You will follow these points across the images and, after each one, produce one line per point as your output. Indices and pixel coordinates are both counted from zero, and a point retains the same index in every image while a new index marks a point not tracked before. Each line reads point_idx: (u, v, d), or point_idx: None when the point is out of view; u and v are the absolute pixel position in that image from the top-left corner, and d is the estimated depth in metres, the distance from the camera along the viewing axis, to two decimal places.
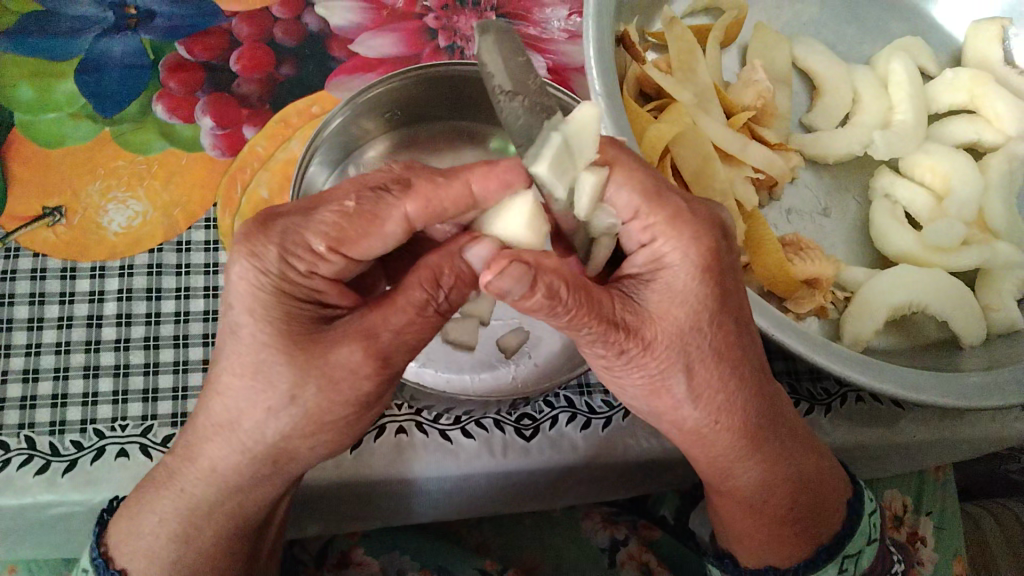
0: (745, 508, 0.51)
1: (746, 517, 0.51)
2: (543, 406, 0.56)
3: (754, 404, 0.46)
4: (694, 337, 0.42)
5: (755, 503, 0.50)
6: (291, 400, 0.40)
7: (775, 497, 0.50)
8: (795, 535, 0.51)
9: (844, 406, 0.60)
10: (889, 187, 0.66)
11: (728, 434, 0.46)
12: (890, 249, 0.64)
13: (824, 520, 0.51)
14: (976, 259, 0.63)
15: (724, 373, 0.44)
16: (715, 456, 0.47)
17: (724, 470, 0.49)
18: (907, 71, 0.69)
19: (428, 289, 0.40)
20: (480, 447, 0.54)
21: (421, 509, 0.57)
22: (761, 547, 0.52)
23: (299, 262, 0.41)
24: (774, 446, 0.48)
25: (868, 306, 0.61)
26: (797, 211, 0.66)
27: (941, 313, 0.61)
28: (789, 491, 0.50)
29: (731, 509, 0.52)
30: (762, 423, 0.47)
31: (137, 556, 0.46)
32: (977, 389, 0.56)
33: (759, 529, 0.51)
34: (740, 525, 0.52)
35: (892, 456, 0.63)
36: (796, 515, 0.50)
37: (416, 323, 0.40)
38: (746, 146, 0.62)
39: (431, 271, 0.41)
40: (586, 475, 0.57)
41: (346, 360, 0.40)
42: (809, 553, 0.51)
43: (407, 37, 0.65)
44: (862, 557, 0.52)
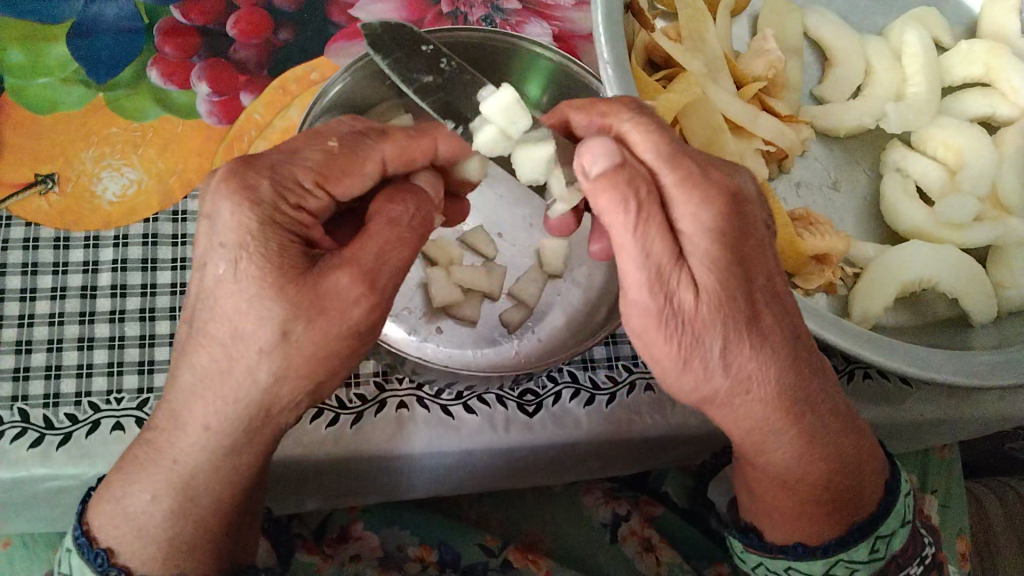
0: (777, 482, 0.47)
1: (774, 489, 0.47)
2: (546, 381, 0.55)
3: (787, 375, 0.43)
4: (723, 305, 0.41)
5: (787, 477, 0.46)
6: (281, 337, 0.40)
7: (809, 473, 0.46)
8: (828, 514, 0.47)
9: (851, 382, 0.60)
10: (900, 160, 0.64)
11: (761, 405, 0.43)
12: (900, 224, 0.63)
13: (860, 501, 0.47)
14: (989, 237, 0.62)
15: (755, 343, 0.42)
16: (748, 428, 0.44)
17: (758, 443, 0.45)
18: (921, 42, 0.67)
19: (395, 222, 0.43)
20: (482, 422, 0.53)
21: (425, 486, 0.57)
22: (790, 524, 0.48)
23: (290, 195, 0.42)
24: (811, 423, 0.45)
25: (877, 282, 0.60)
26: (807, 184, 0.65)
27: (951, 290, 0.60)
28: (825, 468, 0.46)
29: (761, 480, 0.48)
30: (799, 397, 0.44)
31: (123, 536, 0.45)
32: (987, 367, 0.55)
33: (788, 504, 0.47)
34: (768, 497, 0.48)
35: (895, 435, 0.63)
36: (832, 494, 0.46)
37: (389, 245, 0.42)
38: (756, 118, 0.61)
39: (392, 208, 0.43)
40: (588, 453, 0.56)
41: (336, 285, 0.41)
42: (838, 532, 0.47)
43: (409, 3, 0.63)
44: (895, 539, 0.48)
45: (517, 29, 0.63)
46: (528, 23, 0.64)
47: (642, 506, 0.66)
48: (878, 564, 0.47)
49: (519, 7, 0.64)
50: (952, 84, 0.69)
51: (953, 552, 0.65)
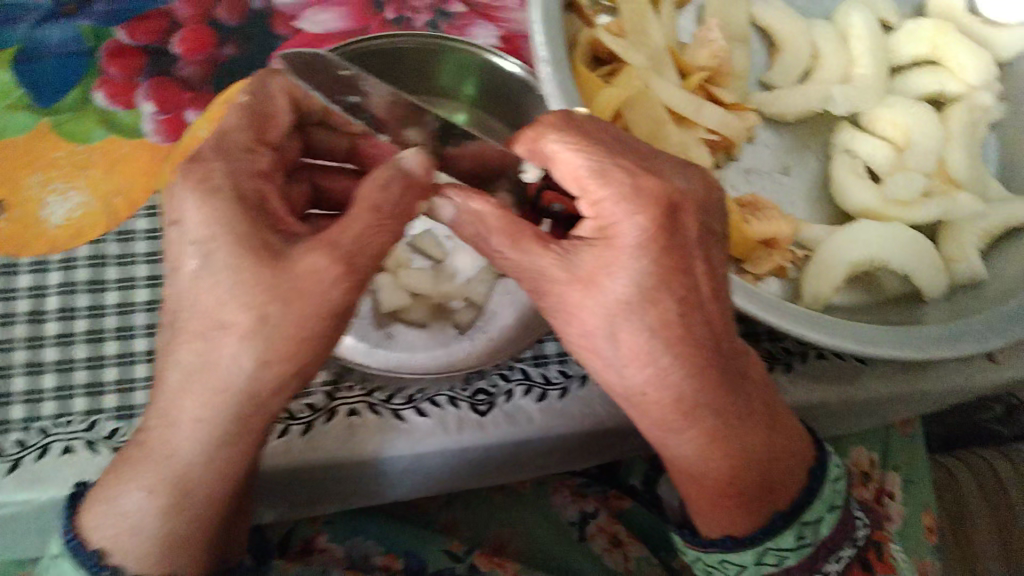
0: (692, 478, 0.50)
1: (696, 482, 0.49)
2: (498, 379, 0.56)
3: (685, 375, 0.45)
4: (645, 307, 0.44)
5: (697, 472, 0.49)
6: (257, 323, 0.42)
7: (718, 467, 0.48)
8: (748, 504, 0.49)
9: (804, 363, 0.60)
10: (848, 142, 0.65)
11: (671, 409, 0.46)
12: (850, 206, 0.63)
13: (777, 492, 0.49)
14: (938, 212, 0.62)
15: (649, 348, 0.44)
16: (656, 425, 0.47)
17: (661, 438, 0.49)
18: (867, 23, 0.67)
19: (380, 192, 0.44)
20: (433, 425, 0.54)
21: (384, 490, 0.58)
22: (713, 515, 0.50)
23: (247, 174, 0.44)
24: (716, 420, 0.47)
25: (827, 262, 0.61)
26: (756, 170, 0.65)
27: (902, 266, 0.60)
28: (741, 460, 0.48)
29: (682, 474, 0.50)
30: (700, 397, 0.46)
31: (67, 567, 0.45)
32: (931, 337, 0.56)
33: (710, 497, 0.49)
34: (692, 492, 0.50)
35: (854, 413, 0.64)
36: (744, 487, 0.48)
37: (373, 225, 0.43)
38: (700, 108, 0.61)
39: (379, 177, 0.45)
40: (544, 448, 0.58)
41: (315, 266, 0.42)
42: (764, 521, 0.49)
43: (354, 12, 0.64)
44: (822, 525, 0.49)
45: (463, 31, 0.64)
46: (473, 24, 0.64)
47: (609, 501, 0.68)
48: (799, 555, 0.49)
49: (465, 9, 0.65)
50: (900, 64, 0.69)
51: (919, 527, 0.65)
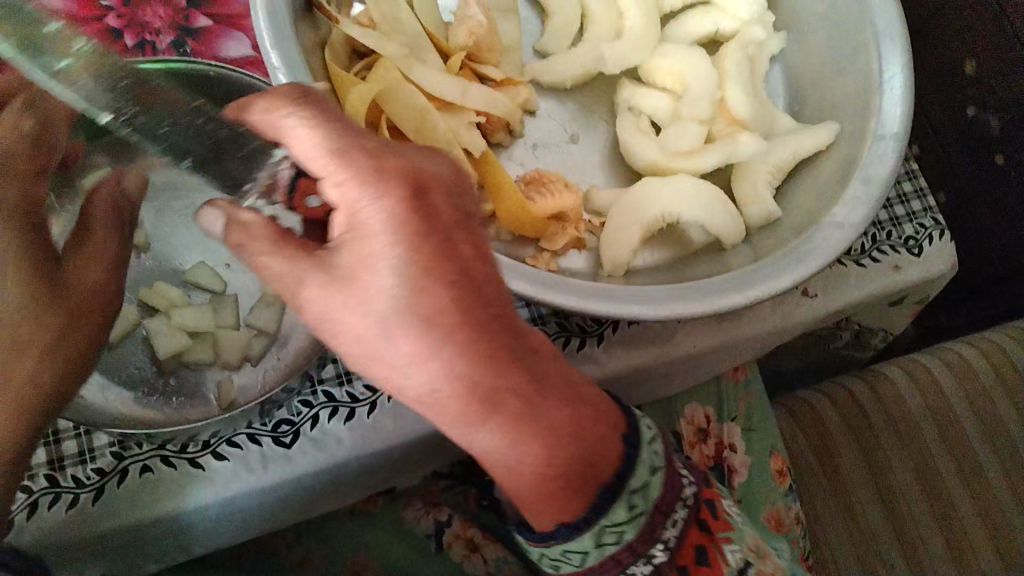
0: (510, 472, 0.40)
1: (510, 465, 0.39)
2: (300, 407, 0.54)
3: (466, 351, 0.36)
4: (413, 282, 0.36)
5: (513, 464, 0.39)
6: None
7: (529, 456, 0.39)
8: (572, 486, 0.40)
9: (615, 331, 0.60)
10: (630, 99, 0.64)
11: (475, 386, 0.37)
12: (638, 163, 0.62)
13: (603, 463, 0.41)
14: (721, 158, 0.62)
15: (422, 330, 0.36)
16: (442, 418, 0.38)
17: (464, 432, 0.39)
18: None
19: (114, 218, 0.44)
20: (235, 467, 0.52)
21: (208, 540, 0.55)
22: (531, 499, 0.41)
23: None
24: (524, 394, 0.38)
25: (620, 227, 0.59)
26: (543, 144, 0.64)
27: (694, 218, 0.60)
28: (559, 435, 0.39)
29: (492, 458, 0.40)
30: (490, 381, 0.37)
31: None
32: (722, 285, 0.54)
33: (527, 480, 0.40)
34: (508, 478, 0.41)
35: (678, 372, 0.63)
36: (565, 469, 0.39)
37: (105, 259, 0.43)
38: (465, 89, 0.59)
39: (111, 204, 0.44)
40: (363, 467, 0.56)
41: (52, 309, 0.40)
42: (591, 502, 0.41)
43: None
44: (651, 490, 0.42)
45: (211, 47, 0.61)
46: (222, 37, 0.61)
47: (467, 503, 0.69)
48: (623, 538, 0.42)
49: (211, 23, 0.62)
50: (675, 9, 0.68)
51: (766, 469, 0.66)
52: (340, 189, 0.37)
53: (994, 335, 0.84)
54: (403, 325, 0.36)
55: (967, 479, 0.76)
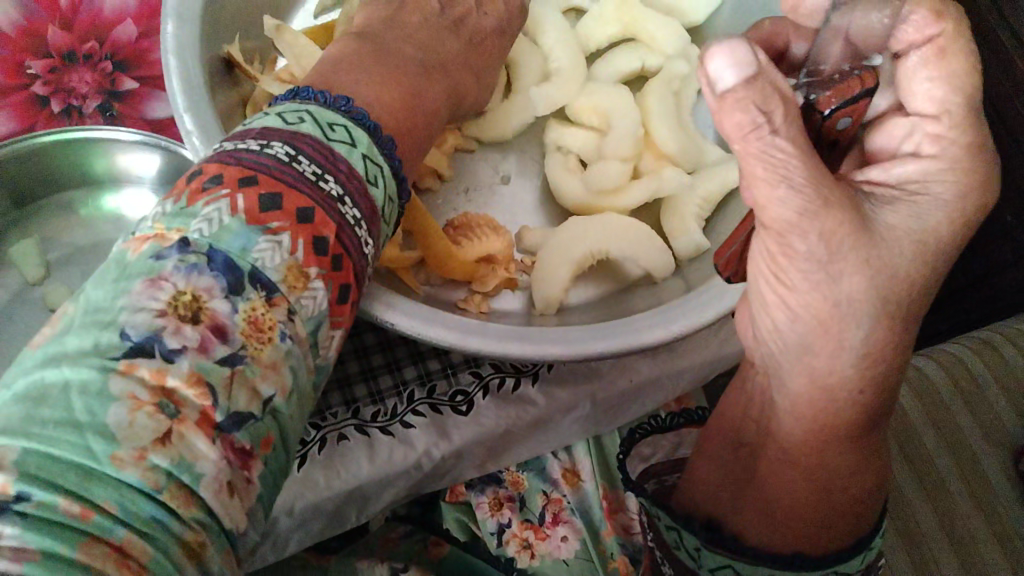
0: (794, 483, 0.45)
1: (795, 488, 0.45)
2: None
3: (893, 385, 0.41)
4: (859, 271, 0.36)
5: (819, 478, 0.45)
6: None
7: (867, 464, 0.46)
8: (847, 518, 0.46)
9: (551, 370, 0.60)
10: (557, 138, 0.65)
11: (865, 407, 0.41)
12: (566, 201, 0.63)
13: (870, 504, 0.47)
14: (648, 193, 0.62)
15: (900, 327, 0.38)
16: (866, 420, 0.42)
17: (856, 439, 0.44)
18: (556, 16, 0.68)
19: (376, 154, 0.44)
20: None
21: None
22: (786, 538, 0.46)
23: None
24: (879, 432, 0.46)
25: (549, 266, 0.60)
26: (475, 187, 0.65)
27: (624, 253, 0.61)
28: (856, 471, 0.45)
29: (779, 472, 0.46)
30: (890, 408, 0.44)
31: None
32: (649, 318, 0.54)
33: (806, 510, 0.46)
34: (754, 522, 0.47)
35: (617, 410, 0.63)
36: (834, 510, 0.46)
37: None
38: None
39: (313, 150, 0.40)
40: (313, 522, 0.54)
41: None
42: (821, 551, 0.45)
43: (17, 112, 0.60)
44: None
45: (139, 110, 0.62)
46: (151, 99, 0.63)
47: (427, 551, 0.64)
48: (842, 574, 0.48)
49: (138, 85, 0.63)
50: (598, 47, 0.69)
51: None
52: (944, 142, 0.37)
53: (955, 347, 0.73)
54: (782, 330, 0.40)
55: (979, 499, 0.65)
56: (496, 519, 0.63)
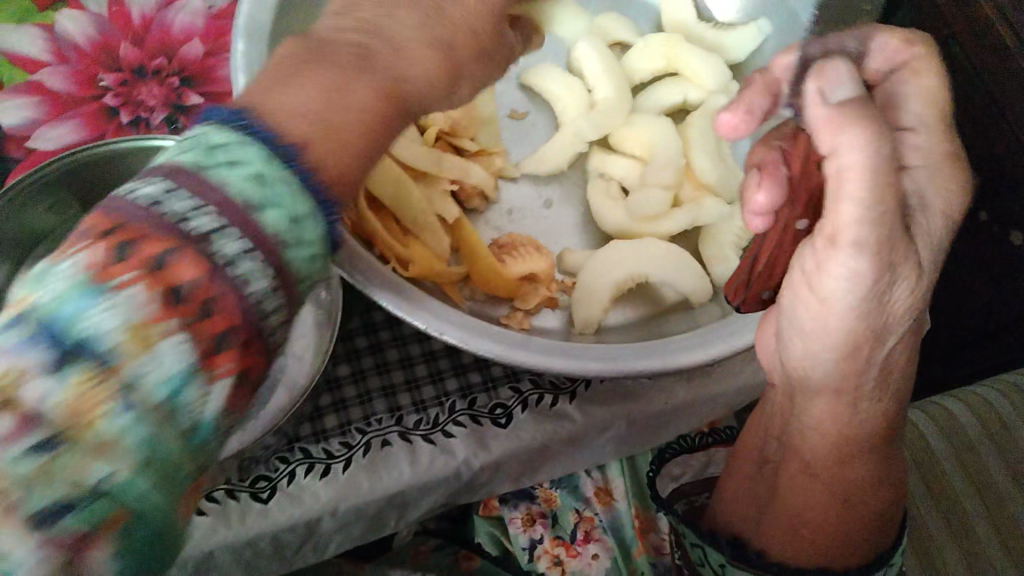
0: (819, 498, 0.47)
1: (818, 501, 0.47)
2: (279, 463, 0.55)
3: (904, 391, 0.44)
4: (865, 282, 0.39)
5: (837, 490, 0.47)
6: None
7: (885, 485, 0.47)
8: (861, 537, 0.47)
9: (587, 389, 0.62)
10: (601, 165, 0.67)
11: (880, 412, 0.45)
12: (608, 227, 0.64)
13: (883, 531, 0.48)
14: (687, 220, 0.64)
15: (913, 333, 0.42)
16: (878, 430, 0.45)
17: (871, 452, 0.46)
18: (592, 49, 0.69)
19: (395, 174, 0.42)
20: (212, 521, 0.53)
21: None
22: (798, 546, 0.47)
23: None
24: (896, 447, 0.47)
25: (591, 287, 0.62)
26: (518, 209, 0.67)
27: (662, 278, 0.63)
28: (875, 491, 0.47)
29: (803, 484, 0.47)
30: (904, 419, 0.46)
31: None
32: (687, 341, 0.56)
33: (823, 521, 0.47)
34: (774, 532, 0.49)
35: (655, 429, 0.64)
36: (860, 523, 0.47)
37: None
38: (441, 160, 0.62)
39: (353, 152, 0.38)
40: (350, 523, 0.57)
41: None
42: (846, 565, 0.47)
43: (87, 120, 0.63)
44: None
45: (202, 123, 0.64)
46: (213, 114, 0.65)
47: (459, 563, 0.66)
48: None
49: (200, 101, 0.65)
50: (642, 80, 0.71)
51: None
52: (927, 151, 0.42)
53: (984, 389, 0.74)
54: (816, 352, 0.43)
55: (996, 521, 0.66)
56: (528, 534, 0.64)
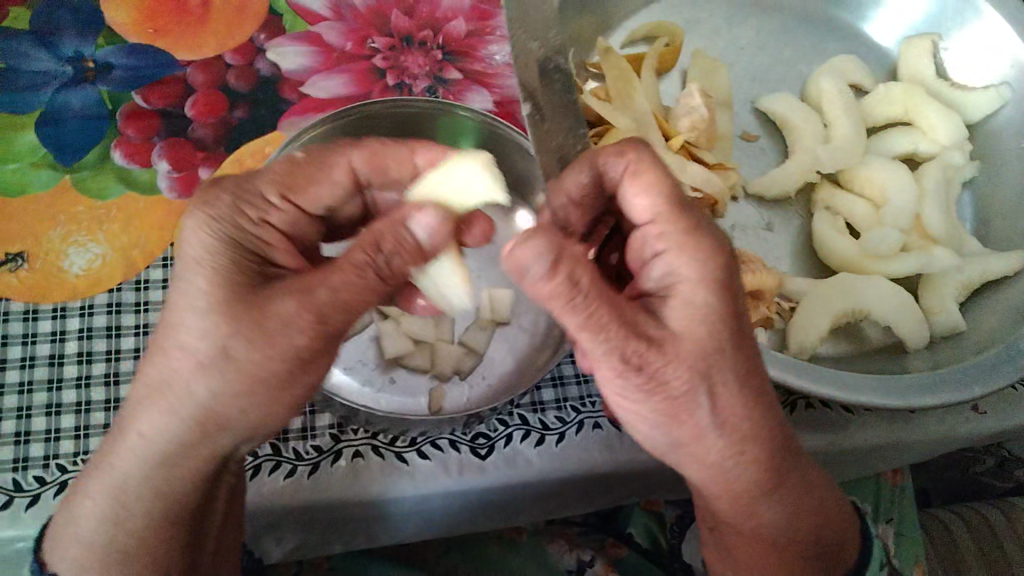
0: (770, 546, 0.53)
1: (771, 557, 0.54)
2: (497, 424, 0.59)
3: (776, 438, 0.49)
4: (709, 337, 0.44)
5: (777, 537, 0.53)
6: (221, 353, 0.40)
7: (808, 525, 0.53)
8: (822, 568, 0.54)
9: (792, 412, 0.63)
10: (828, 199, 0.68)
11: (749, 468, 0.48)
12: (832, 259, 0.66)
13: (845, 549, 0.55)
14: (915, 265, 0.65)
15: (748, 404, 0.46)
16: (736, 490, 0.50)
17: (749, 508, 0.51)
18: (837, 88, 0.72)
19: (369, 252, 0.42)
20: (436, 467, 0.57)
21: (377, 539, 0.61)
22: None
23: (557, 296, 0.41)
24: (801, 478, 0.52)
25: (812, 313, 0.63)
26: (741, 226, 0.68)
27: (884, 318, 0.63)
28: (813, 527, 0.53)
29: (747, 548, 0.54)
30: (784, 456, 0.50)
31: (88, 559, 0.45)
32: (915, 385, 0.58)
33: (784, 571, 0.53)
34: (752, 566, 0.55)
35: (846, 461, 0.65)
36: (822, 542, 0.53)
37: (354, 283, 0.41)
38: (685, 167, 0.65)
39: (372, 236, 0.42)
40: (547, 491, 0.60)
41: (282, 313, 0.40)
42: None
43: (355, 77, 0.67)
44: None
45: (459, 97, 0.67)
46: (469, 90, 0.68)
47: (607, 549, 0.71)
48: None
49: (460, 77, 0.68)
50: (874, 125, 0.73)
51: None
52: None
53: None
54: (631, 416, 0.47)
55: None
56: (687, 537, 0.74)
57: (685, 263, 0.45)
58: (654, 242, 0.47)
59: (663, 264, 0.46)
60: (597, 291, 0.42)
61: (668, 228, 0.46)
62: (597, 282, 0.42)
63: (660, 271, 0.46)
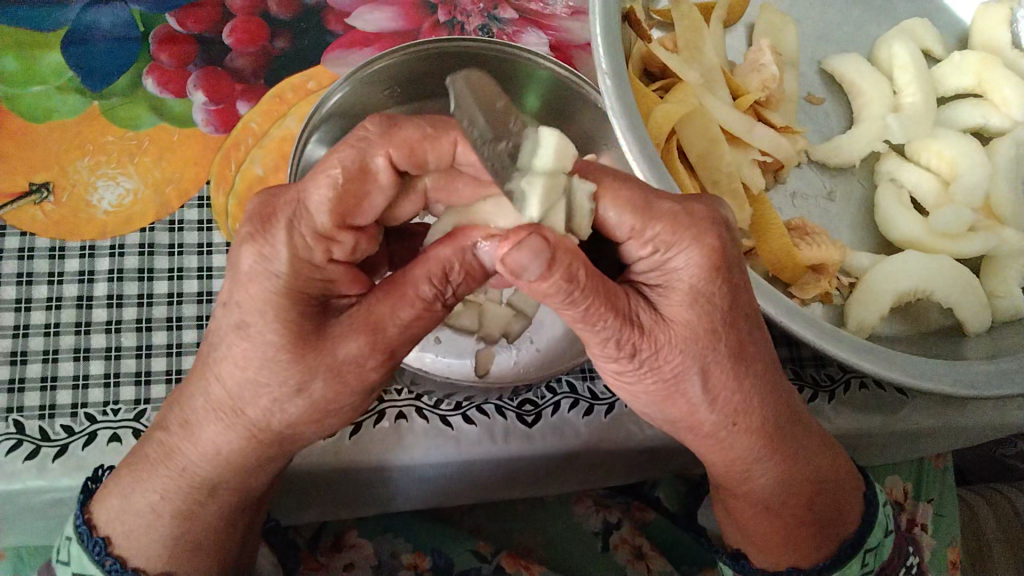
0: (762, 510, 0.50)
1: (766, 522, 0.50)
2: (545, 392, 0.55)
3: (771, 407, 0.44)
4: (696, 306, 0.39)
5: (771, 504, 0.49)
6: (297, 393, 0.39)
7: (803, 487, 0.48)
8: (812, 535, 0.50)
9: (847, 391, 0.59)
10: (894, 171, 0.65)
11: (746, 435, 0.44)
12: (895, 236, 0.63)
13: (843, 519, 0.50)
14: (984, 245, 0.62)
15: (741, 374, 0.42)
16: (732, 459, 0.46)
17: (741, 473, 0.48)
18: (910, 53, 0.68)
19: (435, 284, 0.38)
20: (481, 433, 0.54)
21: (405, 500, 0.58)
22: (784, 552, 0.50)
23: (551, 295, 0.36)
24: (801, 449, 0.48)
25: (872, 292, 0.60)
26: (802, 194, 0.66)
27: (946, 300, 0.60)
28: (809, 490, 0.49)
29: (746, 511, 0.51)
30: (780, 425, 0.46)
31: (132, 532, 0.45)
32: (986, 378, 0.55)
33: (775, 532, 0.50)
34: (753, 530, 0.51)
35: (896, 442, 0.63)
36: (813, 514, 0.49)
37: (423, 318, 0.38)
38: (753, 128, 0.62)
39: (440, 264, 0.38)
40: (589, 461, 0.57)
41: (350, 354, 0.38)
42: (833, 550, 0.50)
43: (405, 11, 0.63)
44: (881, 550, 0.51)
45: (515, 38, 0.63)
46: (525, 31, 0.63)
47: (633, 512, 0.65)
48: (876, 569, 0.51)
49: (516, 16, 0.63)
50: (944, 94, 0.69)
51: (944, 560, 0.67)
52: None
53: None
54: (636, 392, 0.43)
55: None
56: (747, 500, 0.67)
57: (682, 248, 0.39)
58: (640, 249, 0.40)
59: (651, 257, 0.40)
60: (595, 280, 0.36)
61: (651, 228, 0.39)
62: (592, 273, 0.36)
63: (645, 264, 0.40)
